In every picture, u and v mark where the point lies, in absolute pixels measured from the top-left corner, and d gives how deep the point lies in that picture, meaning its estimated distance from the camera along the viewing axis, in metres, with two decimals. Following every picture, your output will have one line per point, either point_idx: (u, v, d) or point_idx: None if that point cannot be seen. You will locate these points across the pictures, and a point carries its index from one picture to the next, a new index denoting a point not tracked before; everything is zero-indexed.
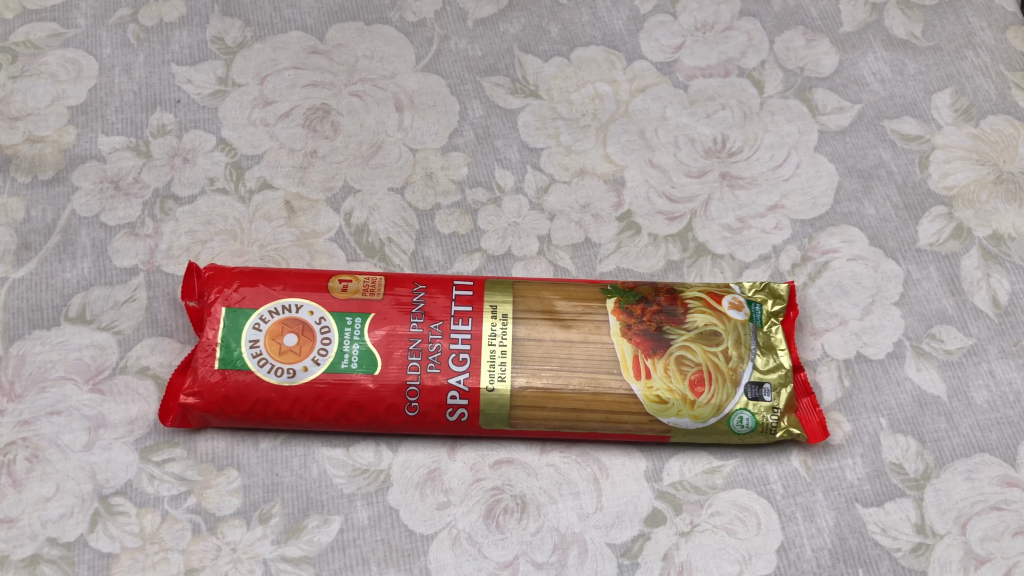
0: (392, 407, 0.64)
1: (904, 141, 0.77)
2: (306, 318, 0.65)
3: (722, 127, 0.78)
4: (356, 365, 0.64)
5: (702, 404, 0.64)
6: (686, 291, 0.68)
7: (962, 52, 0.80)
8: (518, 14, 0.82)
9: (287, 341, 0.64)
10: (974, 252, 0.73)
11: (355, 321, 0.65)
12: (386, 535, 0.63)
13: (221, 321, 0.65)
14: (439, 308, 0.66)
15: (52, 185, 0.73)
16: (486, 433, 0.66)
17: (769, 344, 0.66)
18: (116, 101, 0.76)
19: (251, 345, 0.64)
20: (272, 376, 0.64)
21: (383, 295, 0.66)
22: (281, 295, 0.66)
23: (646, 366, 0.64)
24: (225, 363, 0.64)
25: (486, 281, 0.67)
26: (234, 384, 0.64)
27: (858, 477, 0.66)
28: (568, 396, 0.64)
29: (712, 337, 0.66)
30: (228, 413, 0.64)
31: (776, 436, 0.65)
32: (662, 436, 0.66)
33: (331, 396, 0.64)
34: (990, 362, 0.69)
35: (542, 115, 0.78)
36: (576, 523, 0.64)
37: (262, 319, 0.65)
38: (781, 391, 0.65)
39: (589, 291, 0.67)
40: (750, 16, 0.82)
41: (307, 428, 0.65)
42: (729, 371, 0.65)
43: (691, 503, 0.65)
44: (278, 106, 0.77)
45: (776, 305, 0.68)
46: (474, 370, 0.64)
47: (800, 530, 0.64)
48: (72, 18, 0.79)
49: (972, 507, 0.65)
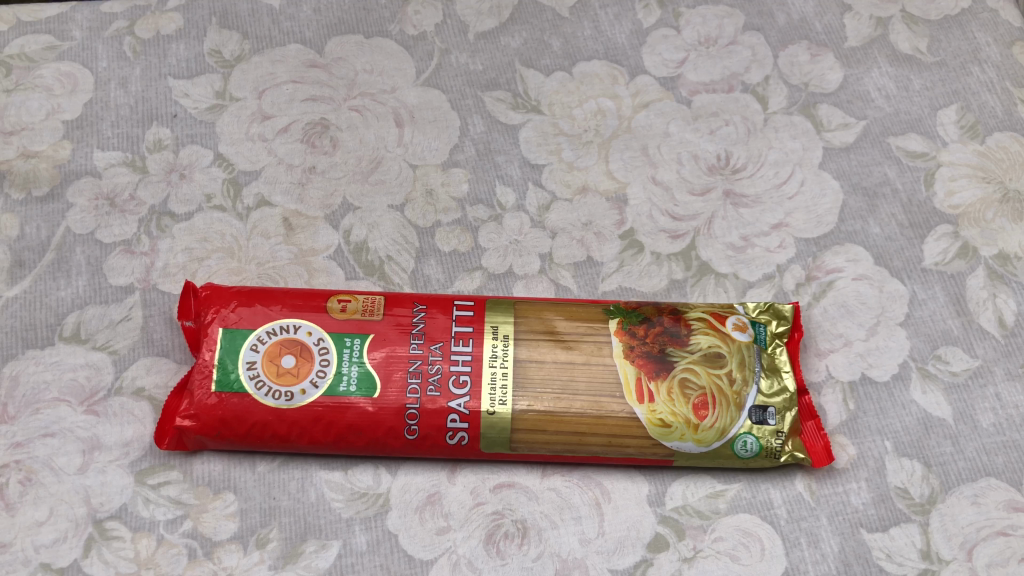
0: (392, 430, 0.63)
1: (909, 158, 0.76)
2: (304, 339, 0.64)
3: (725, 143, 0.77)
4: (355, 387, 0.63)
5: (706, 428, 0.63)
6: (690, 311, 0.67)
7: (968, 67, 0.80)
8: (519, 27, 0.81)
9: (285, 363, 0.63)
10: (980, 272, 0.72)
11: (354, 342, 0.64)
12: (384, 561, 0.62)
13: (218, 341, 0.64)
14: (439, 329, 0.65)
15: (46, 201, 0.72)
16: (487, 456, 0.65)
17: (773, 366, 0.65)
18: (112, 116, 0.75)
19: (248, 365, 0.63)
20: (269, 398, 0.63)
21: (383, 316, 0.65)
22: (279, 315, 0.65)
23: (650, 390, 0.63)
24: (222, 385, 0.63)
25: (486, 301, 0.67)
26: (231, 407, 0.63)
27: (863, 501, 0.65)
28: (570, 420, 0.63)
29: (715, 359, 0.65)
30: (225, 436, 0.63)
31: (780, 460, 0.64)
32: (665, 460, 0.65)
33: (330, 419, 0.63)
34: (997, 385, 0.69)
35: (543, 131, 0.77)
36: (577, 548, 0.63)
37: (260, 339, 0.64)
38: (786, 415, 0.64)
39: (591, 311, 0.67)
40: (754, 30, 0.81)
41: (305, 451, 0.64)
42: (733, 394, 0.64)
43: (694, 528, 0.64)
44: (276, 121, 0.76)
45: (781, 326, 0.67)
46: (475, 393, 0.63)
47: (804, 556, 0.63)
48: (67, 31, 0.78)
49: (979, 533, 0.64)
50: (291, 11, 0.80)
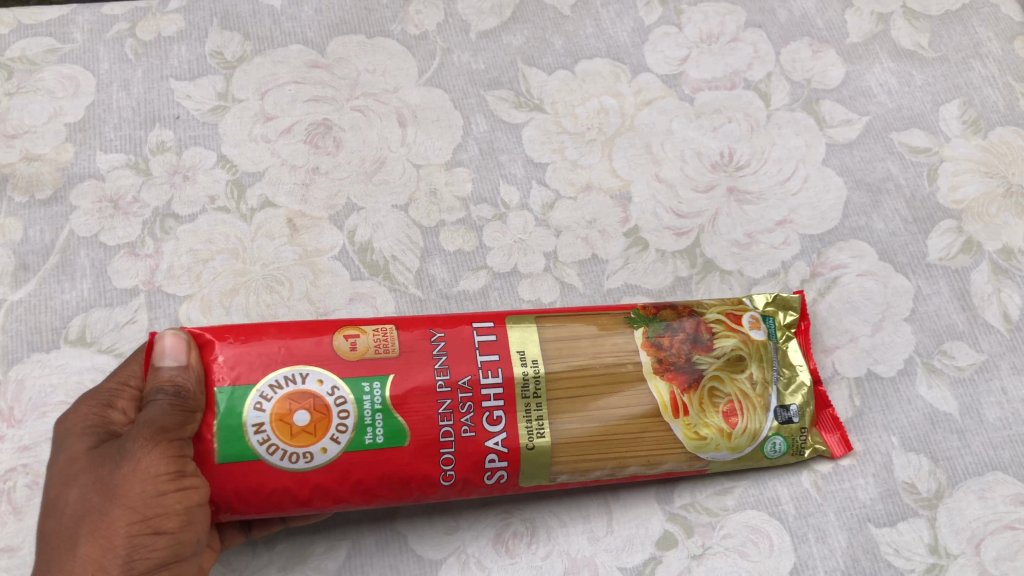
0: (426, 478, 0.57)
1: (912, 154, 0.77)
2: (317, 389, 0.55)
3: (729, 140, 0.77)
4: (381, 436, 0.56)
5: (739, 435, 0.62)
6: (707, 312, 0.65)
7: (970, 62, 0.80)
8: (521, 26, 0.81)
9: (298, 420, 0.54)
10: (985, 267, 0.72)
11: (372, 386, 0.56)
12: (392, 561, 0.62)
13: (215, 406, 0.54)
14: (464, 363, 0.58)
15: (50, 204, 0.72)
16: (523, 488, 0.61)
17: (788, 362, 0.65)
18: (115, 118, 0.75)
19: (253, 426, 0.54)
20: (285, 462, 0.54)
21: (400, 351, 0.57)
22: (281, 363, 0.55)
23: (682, 403, 0.62)
24: (225, 457, 0.53)
25: (507, 327, 0.60)
26: (242, 479, 0.54)
27: (871, 497, 0.65)
28: (609, 443, 0.61)
29: (740, 363, 0.63)
30: (236, 510, 0.55)
31: (805, 455, 0.65)
32: (699, 469, 0.64)
33: (357, 475, 0.56)
34: (1002, 379, 0.69)
35: (546, 129, 0.77)
36: (586, 547, 0.63)
37: (263, 395, 0.54)
38: (806, 410, 0.64)
39: (614, 331, 0.63)
40: (756, 27, 0.81)
41: (329, 509, 0.57)
42: (758, 397, 0.63)
43: (702, 525, 0.64)
44: (279, 122, 0.75)
45: (789, 317, 0.67)
46: (512, 428, 0.58)
47: (813, 551, 0.64)
48: (69, 33, 0.77)
49: (987, 527, 0.64)
50: (292, 12, 0.80)
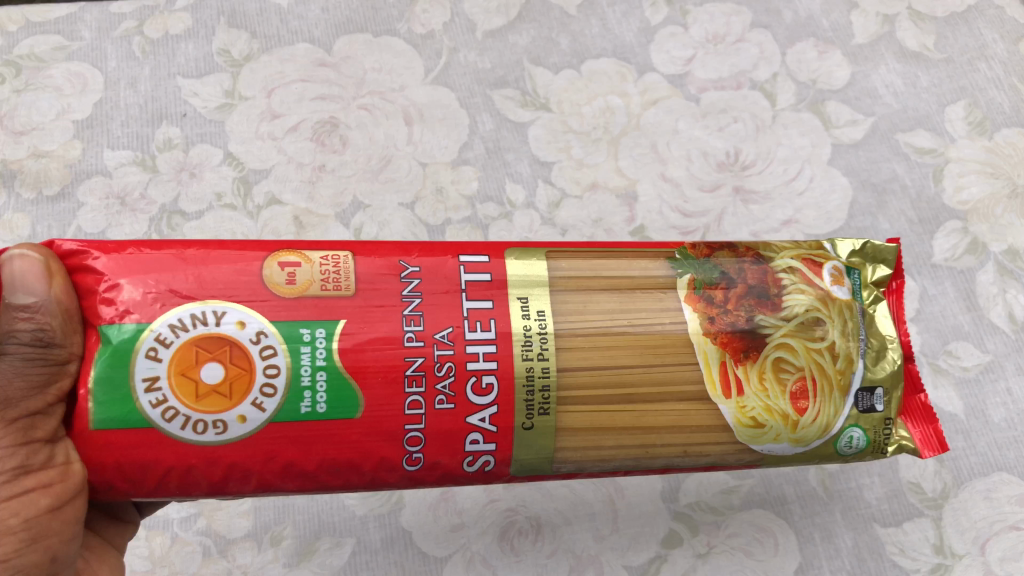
0: (384, 461, 0.46)
1: (918, 154, 0.77)
2: (235, 336, 0.44)
3: (735, 140, 0.77)
4: (321, 404, 0.44)
5: (806, 426, 0.50)
6: (776, 259, 0.53)
7: (975, 64, 0.79)
8: (527, 26, 0.81)
9: (207, 374, 0.44)
10: (990, 268, 0.72)
11: (313, 336, 0.45)
12: (399, 558, 0.63)
13: (97, 350, 0.43)
14: (446, 312, 0.47)
15: (57, 201, 0.72)
16: (515, 479, 0.50)
17: (878, 335, 0.52)
18: (122, 116, 0.75)
19: (145, 382, 0.43)
20: (190, 432, 0.44)
21: (357, 291, 0.47)
22: (189, 297, 0.45)
23: (739, 379, 0.49)
24: (105, 421, 0.43)
25: (504, 261, 0.49)
26: (130, 452, 0.43)
27: (877, 496, 0.66)
28: (636, 425, 0.49)
29: (815, 330, 0.51)
30: (123, 488, 0.45)
31: (886, 454, 0.53)
32: (748, 461, 0.52)
33: (287, 456, 0.45)
34: (1008, 380, 0.69)
35: (552, 128, 0.77)
36: (592, 545, 0.64)
37: (160, 339, 0.44)
38: (893, 398, 0.52)
39: (651, 276, 0.51)
40: (762, 27, 0.81)
41: (253, 494, 0.47)
42: (836, 376, 0.50)
43: (708, 524, 0.65)
44: (285, 120, 0.76)
45: (879, 273, 0.54)
46: (504, 404, 0.46)
47: (818, 551, 0.64)
48: (76, 31, 0.77)
49: (992, 527, 0.64)
50: (299, 10, 0.80)
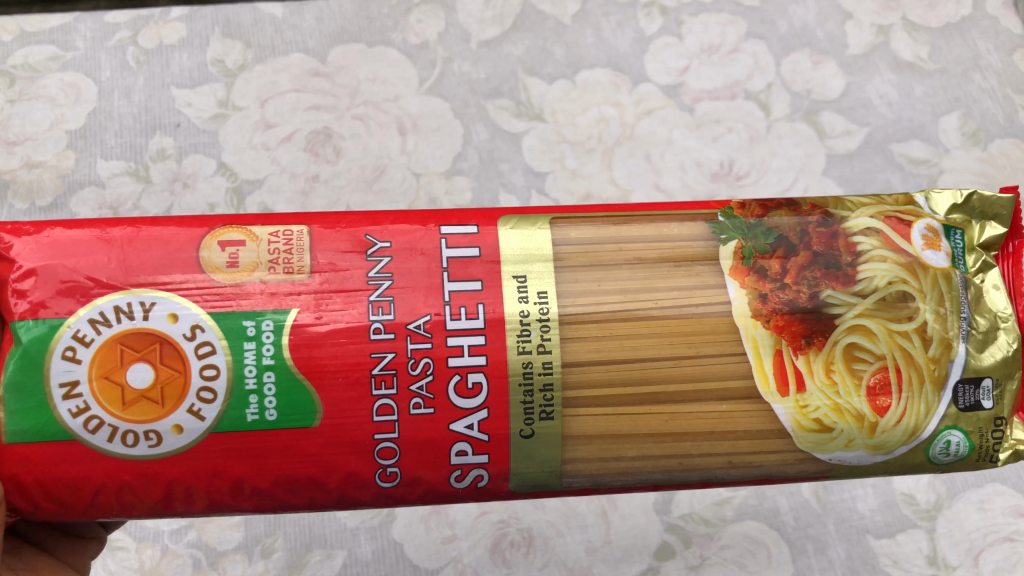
0: (353, 477, 0.42)
1: (912, 165, 0.77)
2: (168, 332, 0.41)
3: (729, 150, 0.77)
4: (271, 411, 0.41)
5: (887, 429, 0.43)
6: (852, 220, 0.45)
7: (970, 74, 0.80)
8: (522, 36, 0.80)
9: (135, 377, 0.41)
10: None
11: (258, 330, 0.41)
12: (390, 570, 0.64)
13: (9, 351, 0.41)
14: (422, 298, 0.42)
15: (51, 211, 0.73)
16: (521, 493, 0.45)
17: (990, 316, 0.44)
18: (115, 125, 0.75)
19: (63, 387, 0.40)
20: (119, 445, 0.41)
21: (312, 274, 0.43)
22: (115, 287, 0.41)
23: (799, 371, 0.43)
24: (19, 432, 0.40)
25: (497, 232, 0.44)
26: (54, 470, 0.41)
27: (870, 508, 0.65)
28: (665, 428, 0.43)
29: (900, 309, 0.43)
30: (55, 509, 0.42)
31: (997, 461, 0.45)
32: (815, 473, 0.45)
33: (237, 471, 0.42)
34: None
35: (546, 139, 0.77)
36: (584, 557, 0.64)
37: (79, 337, 0.41)
38: (1006, 393, 0.44)
39: (686, 246, 0.45)
40: (757, 38, 0.81)
41: (204, 513, 0.44)
42: (929, 368, 0.43)
43: (700, 536, 0.65)
44: (279, 130, 0.76)
45: (988, 236, 0.46)
46: (495, 407, 0.42)
47: (811, 563, 0.64)
48: (71, 41, 0.77)
49: (985, 539, 0.64)
50: (294, 20, 0.79)
